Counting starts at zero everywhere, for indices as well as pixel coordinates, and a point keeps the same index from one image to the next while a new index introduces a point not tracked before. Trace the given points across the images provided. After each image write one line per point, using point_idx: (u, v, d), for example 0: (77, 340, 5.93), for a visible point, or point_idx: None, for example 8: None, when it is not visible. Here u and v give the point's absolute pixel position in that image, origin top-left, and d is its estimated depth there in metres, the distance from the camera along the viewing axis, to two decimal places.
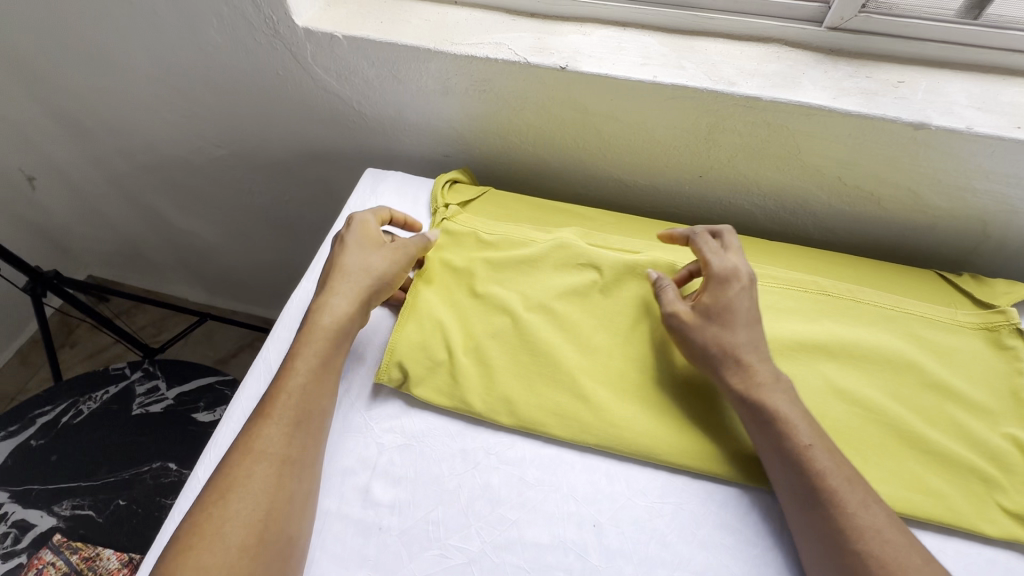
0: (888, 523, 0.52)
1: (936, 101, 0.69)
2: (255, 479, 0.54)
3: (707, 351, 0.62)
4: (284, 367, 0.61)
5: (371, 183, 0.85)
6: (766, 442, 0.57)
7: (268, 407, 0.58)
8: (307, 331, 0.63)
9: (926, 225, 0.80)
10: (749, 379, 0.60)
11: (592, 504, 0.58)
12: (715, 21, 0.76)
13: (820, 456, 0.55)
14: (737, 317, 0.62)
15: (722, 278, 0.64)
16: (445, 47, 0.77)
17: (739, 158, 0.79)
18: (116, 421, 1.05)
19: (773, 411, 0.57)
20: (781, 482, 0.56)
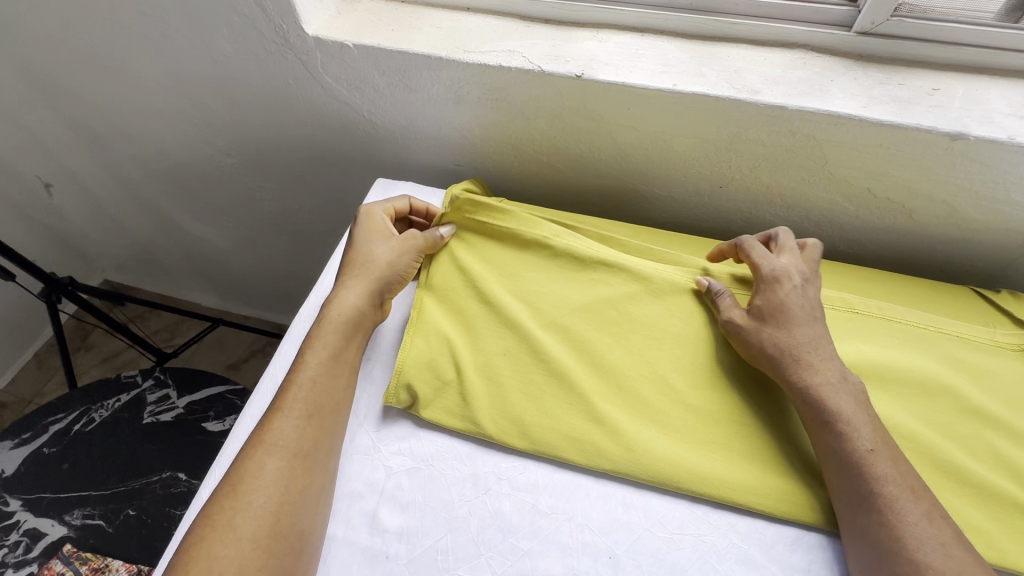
0: (953, 542, 0.49)
1: (974, 109, 0.65)
2: (267, 472, 0.53)
3: (766, 352, 0.60)
4: (296, 360, 0.61)
5: (382, 193, 0.83)
6: (828, 446, 0.55)
7: (280, 400, 0.58)
8: (319, 325, 0.63)
9: (961, 239, 0.76)
10: (812, 378, 0.57)
11: (608, 535, 0.55)
12: (737, 26, 0.73)
13: (882, 463, 0.53)
14: (793, 316, 0.61)
15: (772, 278, 0.63)
16: (458, 55, 0.75)
17: (762, 168, 0.76)
18: (127, 430, 1.05)
19: (837, 411, 0.55)
20: (838, 487, 0.54)
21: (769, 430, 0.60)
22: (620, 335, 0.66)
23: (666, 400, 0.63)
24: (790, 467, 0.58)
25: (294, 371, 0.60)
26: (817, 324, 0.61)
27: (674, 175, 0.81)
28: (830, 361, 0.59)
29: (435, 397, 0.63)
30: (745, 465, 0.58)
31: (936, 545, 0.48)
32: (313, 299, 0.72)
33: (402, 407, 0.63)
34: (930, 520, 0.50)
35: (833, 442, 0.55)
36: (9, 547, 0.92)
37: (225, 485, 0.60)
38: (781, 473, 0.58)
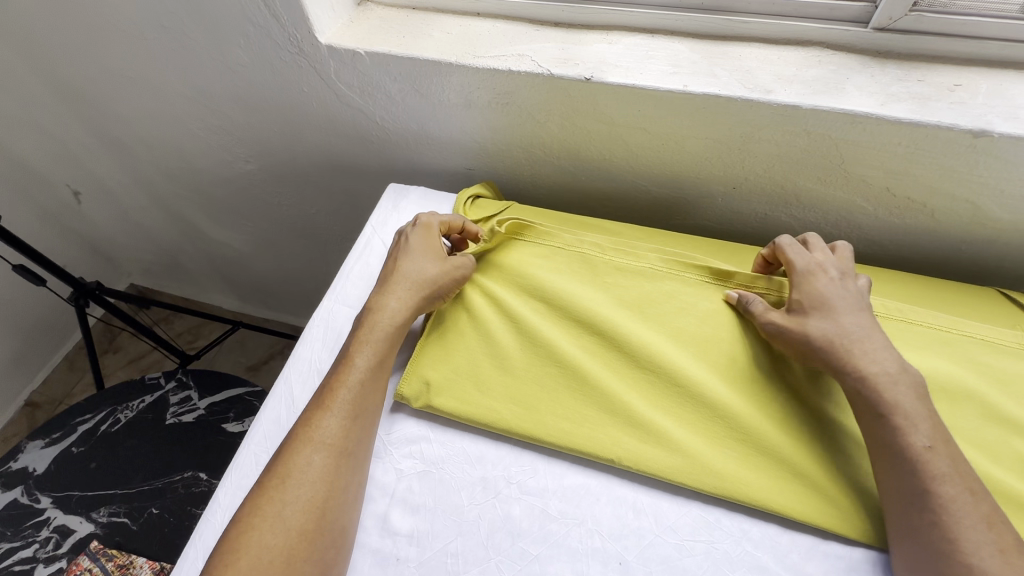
0: (1012, 551, 0.47)
1: (999, 105, 0.63)
2: (313, 465, 0.54)
3: (819, 345, 0.58)
4: (342, 360, 0.61)
5: (394, 198, 0.84)
6: (879, 445, 0.54)
7: (326, 398, 0.59)
8: (366, 327, 0.63)
9: (987, 238, 0.73)
10: (868, 368, 0.56)
11: (618, 541, 0.55)
12: (749, 25, 0.72)
13: (940, 460, 0.51)
14: (836, 306, 0.60)
15: (807, 272, 0.62)
16: (468, 60, 0.76)
17: (776, 169, 0.75)
18: (150, 430, 1.08)
19: (896, 404, 0.54)
20: (893, 485, 0.52)
21: (785, 436, 0.59)
22: (631, 338, 0.65)
23: (681, 404, 0.62)
24: (808, 474, 0.57)
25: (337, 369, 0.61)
26: (862, 313, 0.60)
27: (686, 177, 0.80)
28: (882, 352, 0.57)
29: (479, 396, 0.63)
30: (763, 470, 0.57)
31: (990, 555, 0.47)
32: (327, 303, 0.73)
33: (413, 408, 0.64)
34: (984, 527, 0.48)
35: (888, 437, 0.53)
36: (41, 543, 0.96)
37: (240, 487, 0.61)
38: (798, 479, 0.56)
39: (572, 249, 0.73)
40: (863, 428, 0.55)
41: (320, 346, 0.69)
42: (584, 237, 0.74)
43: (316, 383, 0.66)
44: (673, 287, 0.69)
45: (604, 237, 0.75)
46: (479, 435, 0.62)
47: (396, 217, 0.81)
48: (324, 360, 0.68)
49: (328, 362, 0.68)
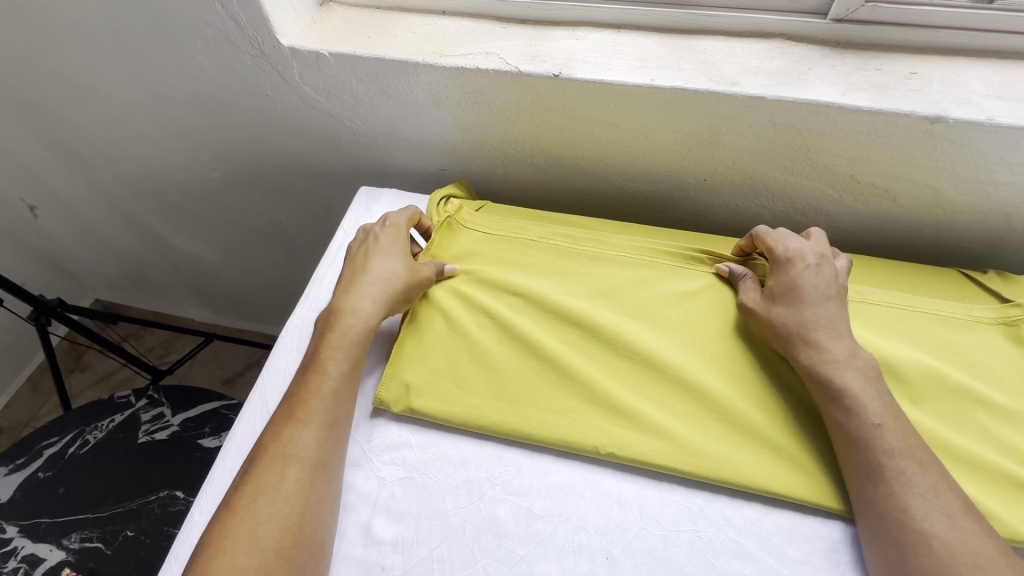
0: (962, 514, 0.49)
1: (952, 92, 0.65)
2: (287, 480, 0.53)
3: (777, 331, 0.61)
4: (313, 369, 0.60)
5: (365, 202, 0.83)
6: (839, 428, 0.55)
7: (297, 410, 0.57)
8: (336, 332, 0.62)
9: (947, 221, 0.76)
10: (821, 354, 0.58)
11: (604, 536, 0.55)
12: (713, 19, 0.73)
13: (890, 437, 0.53)
14: (805, 296, 0.61)
15: (785, 260, 0.64)
16: (435, 60, 0.75)
17: (744, 159, 0.76)
18: (122, 450, 1.04)
19: (846, 388, 0.56)
20: (850, 464, 0.54)
21: (762, 420, 0.60)
22: (609, 329, 0.66)
23: (661, 391, 0.62)
24: (784, 454, 0.58)
25: (302, 379, 0.60)
26: (832, 303, 0.62)
27: (658, 171, 0.81)
28: (840, 340, 0.59)
29: (463, 395, 0.62)
30: (743, 456, 0.58)
31: (942, 519, 0.49)
32: (300, 312, 0.71)
33: (393, 413, 0.63)
34: (935, 495, 0.50)
35: (841, 419, 0.55)
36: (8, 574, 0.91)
37: (216, 505, 0.59)
38: (777, 462, 0.57)
39: (542, 248, 0.74)
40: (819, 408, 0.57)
41: (294, 356, 0.68)
42: (555, 236, 0.75)
43: None
44: (647, 280, 0.70)
45: (578, 232, 0.76)
46: (461, 437, 0.61)
47: (368, 220, 0.80)
48: (299, 368, 0.66)
49: None
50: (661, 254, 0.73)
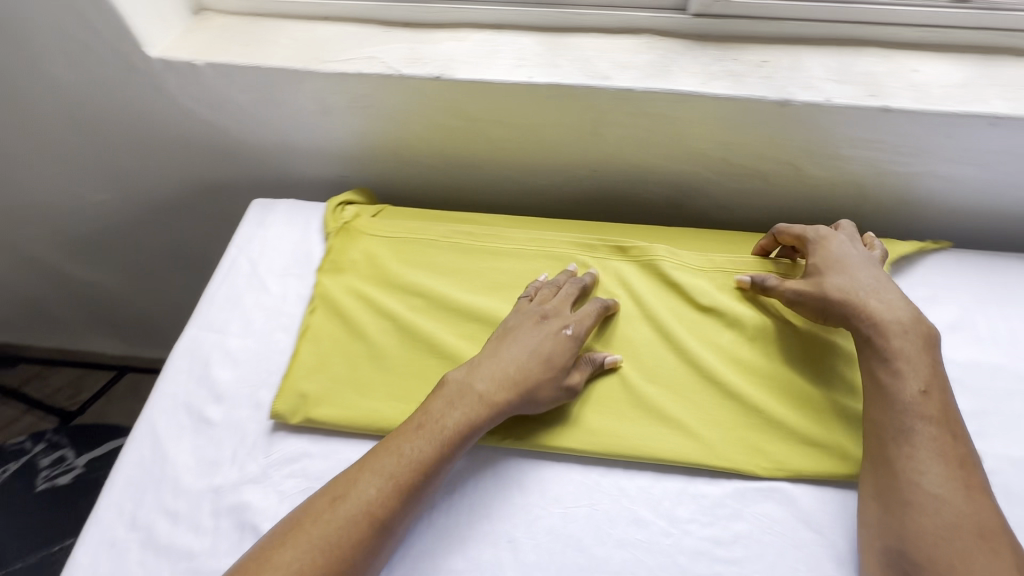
0: (994, 531, 0.50)
1: (797, 77, 0.72)
2: (341, 520, 0.51)
3: (828, 298, 0.63)
4: (435, 419, 0.57)
5: (259, 215, 0.80)
6: (876, 410, 0.57)
7: (360, 473, 0.54)
8: (488, 370, 0.60)
9: (811, 195, 0.83)
10: (869, 320, 0.61)
11: (506, 520, 0.57)
12: (585, 17, 0.77)
13: (926, 404, 0.56)
14: (848, 263, 0.66)
15: (817, 239, 0.69)
16: (315, 66, 0.74)
17: (628, 149, 0.80)
18: (14, 502, 0.95)
19: (898, 349, 0.59)
20: (871, 440, 0.57)
21: (651, 393, 0.64)
22: (506, 321, 0.68)
23: None
24: (670, 423, 0.62)
25: (428, 414, 0.58)
26: (873, 268, 0.66)
27: (551, 164, 0.84)
28: (893, 299, 0.62)
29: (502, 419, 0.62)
30: (634, 429, 0.62)
31: (946, 484, 0.52)
32: (191, 332, 0.69)
33: (291, 425, 0.61)
34: (937, 462, 0.53)
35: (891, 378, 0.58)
36: None
37: (102, 542, 0.55)
38: (666, 430, 0.61)
39: (440, 247, 0.75)
40: (871, 382, 0.59)
41: (185, 378, 0.65)
42: (453, 235, 0.76)
43: (184, 416, 0.62)
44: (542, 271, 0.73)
45: (476, 229, 0.77)
46: (362, 441, 0.61)
47: (262, 233, 0.78)
48: (190, 391, 0.64)
49: (195, 392, 0.64)
50: (555, 246, 0.75)
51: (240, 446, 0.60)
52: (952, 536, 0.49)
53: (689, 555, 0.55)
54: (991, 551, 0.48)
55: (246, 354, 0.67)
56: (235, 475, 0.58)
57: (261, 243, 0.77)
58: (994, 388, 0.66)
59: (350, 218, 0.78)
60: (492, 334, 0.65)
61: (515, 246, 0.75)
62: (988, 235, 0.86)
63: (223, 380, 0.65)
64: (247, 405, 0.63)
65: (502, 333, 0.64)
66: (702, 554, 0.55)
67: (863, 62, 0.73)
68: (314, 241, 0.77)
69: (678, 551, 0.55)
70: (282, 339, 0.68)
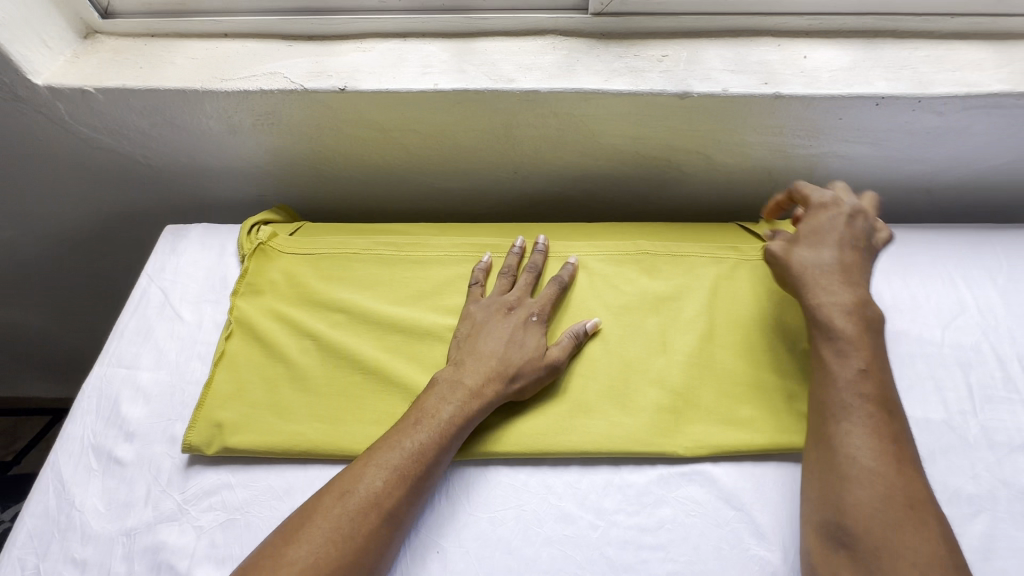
0: (925, 510, 0.51)
1: (696, 69, 0.74)
2: (311, 561, 0.48)
3: (789, 273, 0.65)
4: (410, 442, 0.56)
5: (172, 243, 0.77)
6: (820, 392, 0.58)
7: (326, 504, 0.52)
8: (464, 386, 0.60)
9: (725, 180, 0.86)
10: (817, 300, 0.61)
11: (434, 531, 0.56)
12: (489, 21, 0.77)
13: (866, 385, 0.56)
14: (827, 236, 0.65)
15: (817, 206, 0.68)
16: (215, 85, 0.72)
17: (543, 149, 0.81)
18: None
19: (843, 330, 0.59)
20: (815, 419, 0.57)
21: (575, 388, 0.65)
22: (428, 329, 0.68)
23: None
24: (593, 415, 0.62)
25: (427, 407, 0.59)
26: (860, 246, 0.65)
27: (470, 168, 0.84)
28: (855, 281, 0.63)
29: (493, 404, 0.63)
30: (558, 423, 0.62)
31: (879, 460, 0.53)
32: (99, 370, 0.66)
33: (208, 456, 0.60)
34: (873, 438, 0.54)
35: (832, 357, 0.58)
36: None
37: None
38: (592, 422, 0.62)
39: (358, 258, 0.74)
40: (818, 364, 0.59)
41: (93, 418, 0.62)
42: (371, 245, 0.75)
43: (92, 459, 0.59)
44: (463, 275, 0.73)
45: (395, 238, 0.77)
46: (285, 465, 0.60)
47: (174, 260, 0.75)
48: (98, 432, 0.61)
49: (104, 432, 0.61)
50: (476, 248, 0.75)
51: (154, 483, 0.58)
52: (886, 514, 0.50)
53: (616, 545, 0.56)
54: (919, 528, 0.50)
55: (159, 388, 0.64)
56: (150, 514, 0.56)
57: (173, 270, 0.74)
58: (896, 352, 0.69)
59: (265, 237, 0.75)
60: (463, 327, 0.66)
61: (435, 253, 0.75)
62: (891, 207, 0.91)
63: (135, 417, 0.62)
64: (161, 441, 0.61)
65: (474, 327, 0.66)
66: (628, 542, 0.56)
67: (757, 51, 0.76)
68: (229, 264, 0.75)
69: (605, 542, 0.56)
70: (198, 369, 0.66)
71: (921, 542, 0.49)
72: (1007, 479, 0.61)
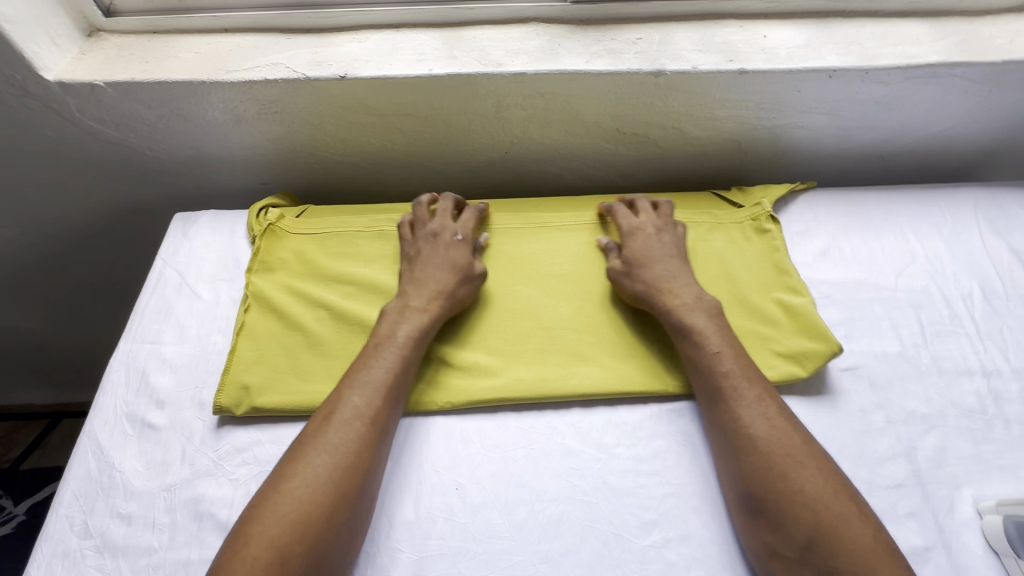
0: (804, 457, 0.56)
1: (668, 50, 0.81)
2: (311, 479, 0.54)
3: (635, 291, 0.72)
4: (369, 363, 0.62)
5: (182, 228, 0.81)
6: (697, 374, 0.65)
7: (314, 434, 0.57)
8: (409, 309, 0.68)
9: (699, 153, 0.93)
10: (671, 302, 0.69)
11: (452, 471, 0.62)
12: (476, 11, 0.83)
13: (726, 360, 0.63)
14: (652, 257, 0.74)
15: (631, 232, 0.77)
16: (221, 76, 0.76)
17: (531, 129, 0.87)
18: None
19: (693, 326, 0.66)
20: (703, 393, 0.64)
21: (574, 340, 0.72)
22: None
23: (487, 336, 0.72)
24: (591, 362, 0.69)
25: (383, 329, 0.66)
26: (674, 261, 0.74)
27: (464, 149, 0.90)
28: (687, 287, 0.71)
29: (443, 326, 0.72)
30: (560, 371, 0.68)
31: (763, 423, 0.59)
32: (124, 346, 0.70)
33: (237, 417, 0.64)
34: (761, 405, 0.60)
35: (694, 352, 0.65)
36: None
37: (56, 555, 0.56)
38: (589, 369, 0.69)
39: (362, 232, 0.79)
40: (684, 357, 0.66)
41: (124, 390, 0.66)
42: (375, 222, 0.80)
43: (126, 425, 0.63)
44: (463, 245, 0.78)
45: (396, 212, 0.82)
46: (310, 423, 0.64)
47: (187, 244, 0.79)
48: (130, 401, 0.65)
49: (136, 402, 0.65)
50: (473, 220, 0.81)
51: (188, 444, 0.62)
52: (782, 467, 0.56)
53: (617, 474, 0.62)
54: (803, 465, 0.56)
55: (185, 359, 0.69)
56: (187, 471, 0.60)
57: (187, 253, 0.78)
58: (856, 297, 0.77)
59: (275, 217, 0.79)
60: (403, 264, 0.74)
61: None
62: (848, 172, 0.99)
63: (163, 386, 0.66)
64: (191, 406, 0.65)
65: (411, 261, 0.73)
66: (628, 470, 0.62)
67: (722, 32, 0.84)
68: (241, 246, 0.79)
69: (607, 472, 0.62)
70: (220, 341, 0.70)
71: (814, 478, 0.55)
72: (954, 399, 0.69)
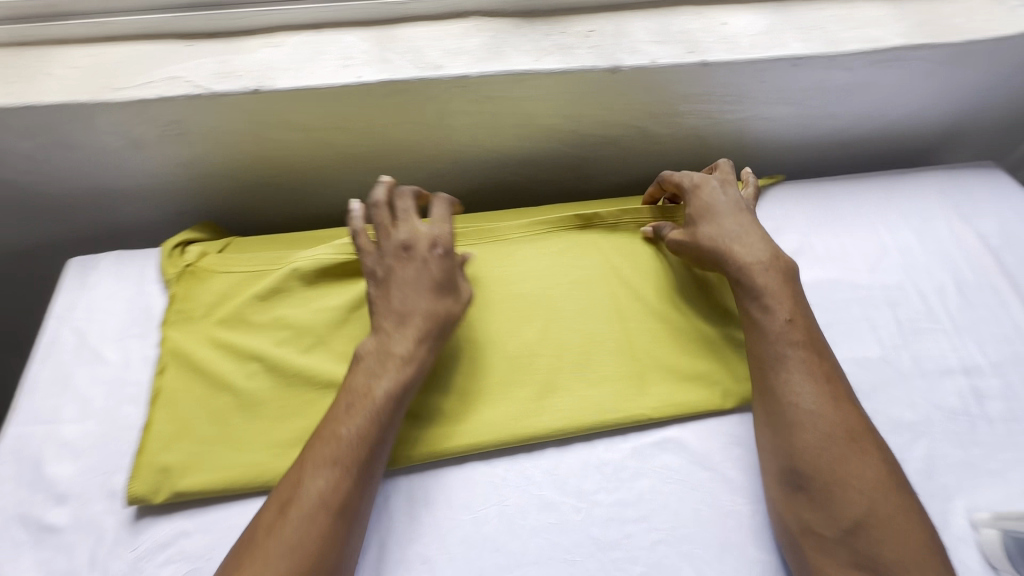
0: (865, 442, 0.55)
1: (623, 43, 0.74)
2: (265, 570, 0.46)
3: (704, 248, 0.67)
4: (342, 425, 0.52)
5: (79, 276, 0.69)
6: (755, 345, 0.61)
7: (273, 515, 0.49)
8: (388, 353, 0.56)
9: (660, 151, 0.87)
10: (737, 261, 0.64)
11: (416, 542, 0.55)
12: (407, 6, 0.73)
13: (795, 330, 0.60)
14: (720, 212, 0.69)
15: (693, 187, 0.71)
16: (106, 96, 0.64)
17: (480, 135, 0.78)
18: None
19: (763, 287, 0.62)
20: (756, 364, 0.60)
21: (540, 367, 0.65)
22: None
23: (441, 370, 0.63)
24: (559, 391, 0.63)
25: (360, 380, 0.55)
26: (744, 215, 0.69)
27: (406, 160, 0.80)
28: (757, 245, 0.66)
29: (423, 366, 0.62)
30: (526, 406, 0.61)
31: (822, 403, 0.56)
32: (13, 430, 0.58)
33: (157, 505, 0.54)
34: (814, 383, 0.57)
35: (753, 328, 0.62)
36: None
37: None
38: (558, 401, 0.62)
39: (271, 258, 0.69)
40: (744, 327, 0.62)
41: (14, 485, 0.55)
42: (289, 248, 0.72)
43: (18, 531, 0.53)
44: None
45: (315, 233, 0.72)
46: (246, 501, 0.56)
47: (86, 296, 0.67)
48: (23, 499, 0.54)
49: (31, 498, 0.54)
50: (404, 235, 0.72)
51: (98, 544, 0.53)
52: (840, 450, 0.54)
53: (600, 525, 0.56)
54: (861, 455, 0.54)
55: (89, 439, 0.58)
56: None
57: (86, 307, 0.67)
58: (828, 299, 0.74)
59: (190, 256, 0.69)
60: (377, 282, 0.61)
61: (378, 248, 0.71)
62: (813, 161, 0.96)
63: (63, 476, 0.56)
64: (99, 497, 0.55)
65: (381, 285, 0.61)
66: (611, 520, 0.57)
67: (680, 21, 0.77)
68: (151, 292, 0.68)
69: (590, 524, 0.56)
70: (133, 412, 0.60)
71: (872, 467, 0.53)
72: (940, 401, 0.66)
